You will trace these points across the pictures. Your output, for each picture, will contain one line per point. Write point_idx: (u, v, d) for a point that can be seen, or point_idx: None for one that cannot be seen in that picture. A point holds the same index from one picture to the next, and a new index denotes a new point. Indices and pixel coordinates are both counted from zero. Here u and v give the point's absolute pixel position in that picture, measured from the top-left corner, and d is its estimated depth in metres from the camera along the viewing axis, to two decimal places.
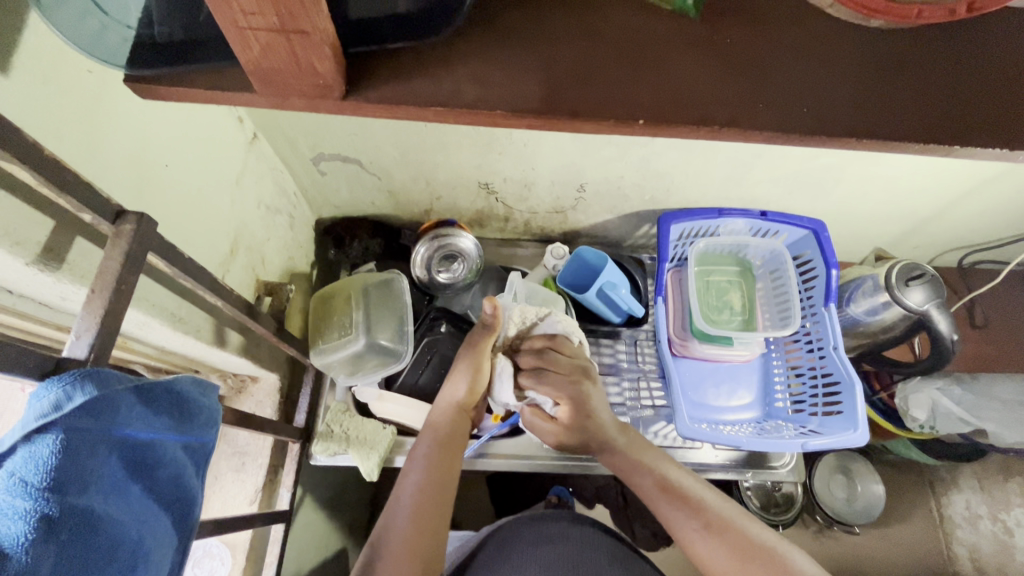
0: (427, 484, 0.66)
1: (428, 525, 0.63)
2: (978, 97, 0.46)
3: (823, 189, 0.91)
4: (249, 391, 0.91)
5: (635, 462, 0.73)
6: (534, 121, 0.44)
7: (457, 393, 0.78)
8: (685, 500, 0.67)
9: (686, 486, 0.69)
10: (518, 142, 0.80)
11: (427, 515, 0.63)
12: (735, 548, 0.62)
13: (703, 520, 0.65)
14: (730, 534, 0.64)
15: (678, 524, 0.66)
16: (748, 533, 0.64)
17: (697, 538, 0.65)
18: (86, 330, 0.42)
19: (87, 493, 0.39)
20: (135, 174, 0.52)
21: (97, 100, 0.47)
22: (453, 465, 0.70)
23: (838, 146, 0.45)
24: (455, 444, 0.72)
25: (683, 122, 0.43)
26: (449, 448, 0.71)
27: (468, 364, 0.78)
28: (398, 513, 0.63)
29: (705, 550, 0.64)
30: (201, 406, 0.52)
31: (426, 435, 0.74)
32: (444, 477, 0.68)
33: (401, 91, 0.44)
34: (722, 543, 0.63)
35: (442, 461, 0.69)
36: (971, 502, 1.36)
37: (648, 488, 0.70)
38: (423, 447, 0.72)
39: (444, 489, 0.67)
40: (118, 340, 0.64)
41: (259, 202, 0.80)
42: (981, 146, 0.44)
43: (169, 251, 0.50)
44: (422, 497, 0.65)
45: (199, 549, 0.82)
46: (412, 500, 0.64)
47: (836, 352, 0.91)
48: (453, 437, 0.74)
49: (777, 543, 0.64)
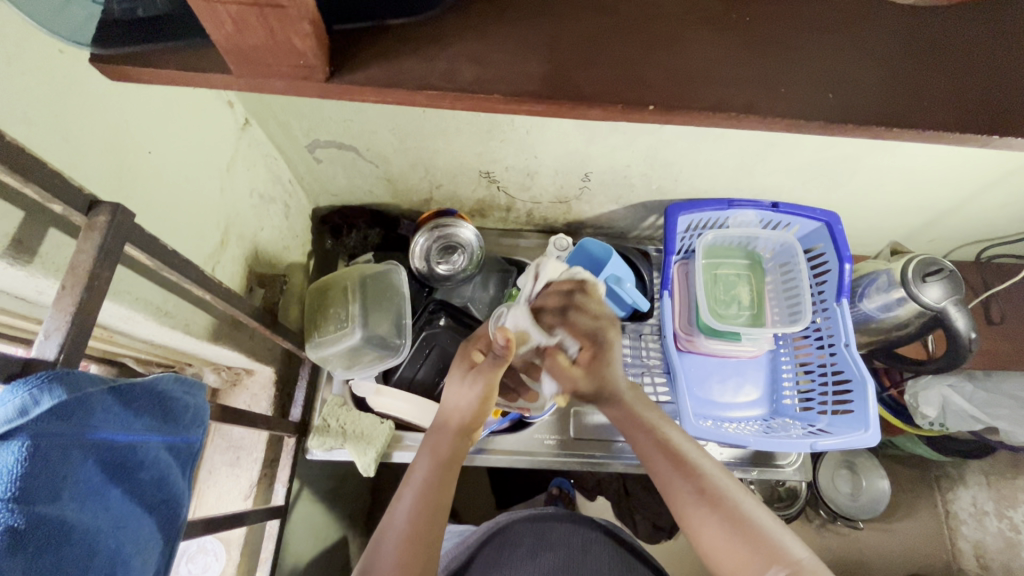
0: (421, 509, 0.63)
1: (421, 551, 0.61)
2: (1015, 82, 0.42)
3: (838, 180, 0.87)
4: (243, 384, 0.89)
5: (638, 422, 0.71)
6: (532, 105, 0.41)
7: (457, 413, 0.73)
8: (683, 466, 0.65)
9: (688, 451, 0.67)
10: (520, 128, 0.76)
11: (420, 541, 0.61)
12: (725, 517, 0.59)
13: (696, 488, 0.63)
14: (723, 507, 0.60)
15: (674, 487, 0.64)
16: (740, 505, 0.60)
17: (689, 503, 0.62)
18: (56, 329, 0.39)
19: (59, 501, 0.36)
20: (113, 162, 0.50)
21: (70, 82, 0.44)
22: (450, 489, 0.67)
23: (862, 135, 0.42)
24: (452, 466, 0.69)
25: (694, 107, 0.40)
26: (446, 471, 0.68)
27: (462, 378, 0.74)
28: (388, 540, 0.61)
29: (696, 519, 0.61)
30: (186, 405, 0.50)
31: (422, 449, 0.72)
32: (440, 502, 0.65)
33: (391, 72, 0.41)
34: (712, 513, 0.60)
35: (440, 486, 0.66)
36: (978, 498, 1.30)
37: (649, 451, 0.68)
38: (420, 466, 0.69)
39: (440, 515, 0.64)
40: (102, 334, 0.62)
41: (251, 190, 0.77)
42: (1016, 135, 0.41)
43: (149, 244, 0.47)
44: (416, 523, 0.62)
45: (193, 545, 0.81)
46: (405, 525, 0.62)
47: (848, 349, 0.89)
48: (452, 460, 0.70)
49: (774, 521, 0.60)
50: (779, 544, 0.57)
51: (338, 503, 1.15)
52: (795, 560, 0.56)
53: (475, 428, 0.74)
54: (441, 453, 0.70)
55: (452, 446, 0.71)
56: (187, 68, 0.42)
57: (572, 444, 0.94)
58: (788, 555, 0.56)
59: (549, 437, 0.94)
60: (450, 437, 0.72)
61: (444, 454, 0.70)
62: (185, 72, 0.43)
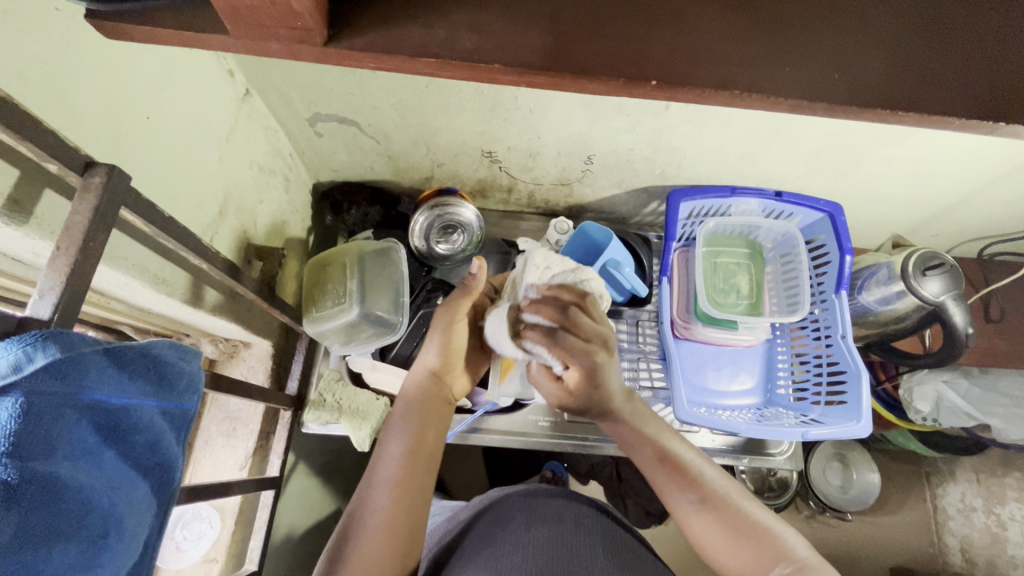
0: (404, 454, 0.64)
1: (409, 493, 0.61)
2: (1015, 70, 0.43)
3: (843, 170, 0.86)
4: (241, 356, 0.89)
5: (637, 434, 0.68)
6: (536, 77, 0.41)
7: (427, 359, 0.74)
8: (682, 473, 0.64)
9: (695, 465, 0.66)
10: (523, 107, 0.75)
11: (408, 484, 0.62)
12: (726, 520, 0.60)
13: (698, 489, 0.63)
14: (724, 506, 0.62)
15: (675, 495, 0.64)
16: (739, 507, 0.62)
17: (691, 509, 0.62)
18: (50, 288, 0.39)
19: (53, 459, 0.37)
20: (110, 126, 0.49)
21: (66, 40, 0.44)
22: (427, 431, 0.67)
23: (872, 118, 0.43)
24: (430, 405, 0.70)
25: (699, 85, 0.41)
26: (428, 412, 0.69)
27: (441, 327, 0.74)
28: (375, 480, 0.62)
29: (697, 524, 0.62)
30: (181, 371, 0.50)
31: (397, 400, 0.71)
32: (422, 446, 0.65)
33: (391, 39, 0.41)
34: (712, 512, 0.61)
35: (416, 428, 0.67)
36: (966, 494, 1.36)
37: (645, 461, 0.67)
38: (396, 413, 0.69)
39: (423, 459, 0.65)
40: (99, 299, 0.62)
41: (251, 161, 0.77)
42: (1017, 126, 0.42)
43: (145, 209, 0.47)
44: (399, 464, 0.63)
45: (189, 511, 0.82)
46: (390, 470, 0.63)
47: (844, 341, 0.89)
48: (426, 399, 0.70)
49: (773, 519, 0.62)
50: (780, 539, 0.59)
51: (333, 478, 1.16)
52: (794, 554, 0.57)
53: (452, 366, 0.75)
54: (415, 399, 0.70)
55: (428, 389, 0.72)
56: (183, 28, 0.42)
57: (566, 426, 0.95)
58: (790, 551, 0.58)
59: (543, 419, 0.95)
60: (422, 380, 0.72)
61: (421, 398, 0.70)
62: (183, 32, 0.42)
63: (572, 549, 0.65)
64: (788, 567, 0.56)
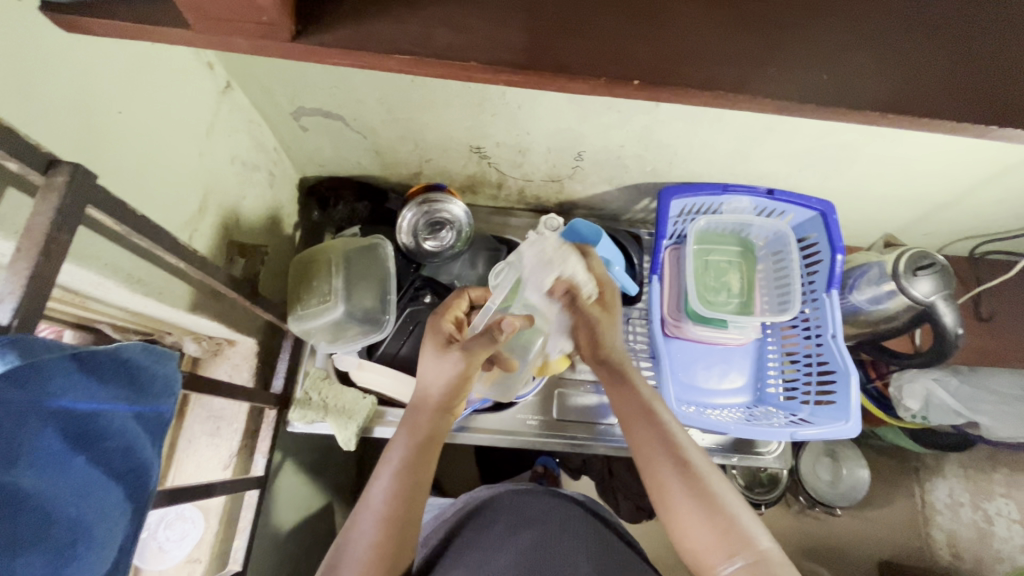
0: (398, 489, 0.63)
1: (398, 530, 0.61)
2: (1007, 71, 0.42)
3: (834, 168, 0.85)
4: (225, 354, 0.88)
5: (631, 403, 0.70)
6: (512, 75, 0.40)
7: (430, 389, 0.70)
8: (671, 449, 0.64)
9: (685, 448, 0.64)
10: (511, 103, 0.73)
11: (397, 520, 0.62)
12: (701, 506, 0.59)
13: (682, 472, 0.62)
14: (703, 491, 0.60)
15: (662, 480, 0.62)
16: (719, 494, 0.60)
17: (674, 483, 0.61)
18: (10, 293, 0.38)
19: (14, 468, 0.36)
20: (77, 122, 0.47)
21: (27, 34, 0.42)
22: (428, 468, 0.67)
23: (860, 120, 0.42)
24: (434, 444, 0.69)
25: (682, 85, 0.40)
26: (428, 445, 0.68)
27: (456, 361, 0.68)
28: (364, 514, 0.62)
29: (675, 499, 0.61)
30: (154, 374, 0.48)
31: (399, 431, 0.70)
32: (418, 481, 0.65)
33: (363, 35, 0.40)
34: (690, 495, 0.60)
35: (417, 464, 0.66)
36: (954, 489, 1.36)
37: (641, 432, 0.67)
38: (398, 445, 0.68)
39: (417, 496, 0.64)
40: (74, 299, 0.61)
41: (232, 156, 0.75)
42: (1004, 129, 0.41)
43: (116, 208, 0.46)
44: (392, 501, 0.62)
45: (172, 512, 0.82)
46: (382, 505, 0.62)
47: (834, 340, 0.88)
48: (431, 439, 0.69)
49: (747, 510, 0.60)
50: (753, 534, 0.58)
51: (321, 475, 1.15)
52: (756, 543, 0.57)
53: (454, 403, 0.71)
54: (419, 434, 0.69)
55: (431, 424, 0.70)
56: (149, 21, 0.40)
57: (555, 425, 0.94)
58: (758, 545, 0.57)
59: (532, 417, 0.94)
60: (426, 415, 0.70)
61: (426, 433, 0.69)
62: (149, 25, 0.41)
63: (555, 552, 0.64)
64: (747, 559, 0.56)
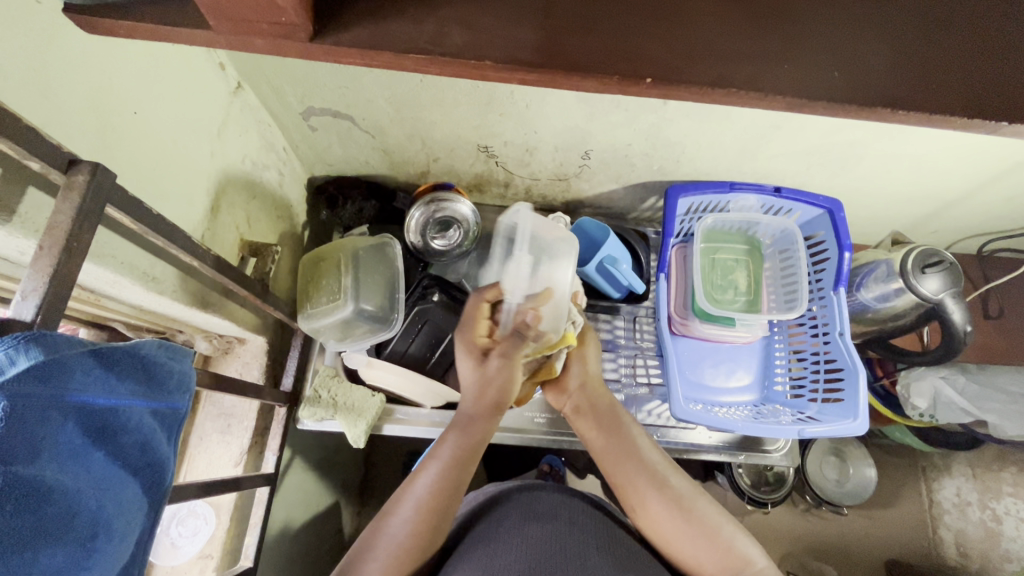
0: (445, 479, 0.65)
1: (437, 520, 0.62)
2: (1018, 66, 0.42)
3: (842, 166, 0.85)
4: (235, 353, 0.89)
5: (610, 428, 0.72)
6: (525, 73, 0.41)
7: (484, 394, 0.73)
8: (651, 477, 0.66)
9: (666, 473, 0.67)
10: (519, 102, 0.74)
11: (438, 509, 0.63)
12: (688, 526, 0.63)
13: (666, 495, 0.65)
14: (690, 512, 0.64)
15: (648, 507, 0.65)
16: (704, 512, 0.64)
17: (660, 512, 0.64)
18: (33, 291, 0.39)
19: (39, 462, 0.37)
20: (95, 122, 0.48)
21: (48, 36, 0.43)
22: (472, 471, 0.68)
23: (870, 117, 0.42)
24: (482, 450, 0.70)
25: (693, 82, 0.40)
26: (478, 447, 0.70)
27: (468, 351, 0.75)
28: (408, 498, 0.64)
29: (662, 525, 0.64)
30: (170, 371, 0.49)
31: (452, 427, 0.71)
32: (463, 477, 0.66)
33: (379, 34, 0.41)
34: (677, 517, 0.63)
35: (465, 465, 0.67)
36: (962, 488, 1.34)
37: (618, 462, 0.69)
38: (451, 441, 0.69)
39: (458, 496, 0.65)
40: (90, 297, 0.61)
41: (243, 156, 0.76)
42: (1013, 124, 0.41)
43: (132, 207, 0.46)
44: (438, 495, 0.63)
45: (184, 508, 0.82)
46: (426, 497, 0.63)
47: (842, 338, 0.88)
48: (480, 446, 0.70)
49: (735, 528, 0.64)
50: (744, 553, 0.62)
51: (329, 472, 1.16)
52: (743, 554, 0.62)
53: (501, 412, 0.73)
54: (470, 435, 0.70)
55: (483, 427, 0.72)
56: (166, 21, 0.41)
57: (562, 423, 0.94)
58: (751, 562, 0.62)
59: (539, 415, 0.95)
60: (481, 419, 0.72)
61: (478, 440, 0.70)
62: (166, 25, 0.41)
63: (566, 547, 0.65)
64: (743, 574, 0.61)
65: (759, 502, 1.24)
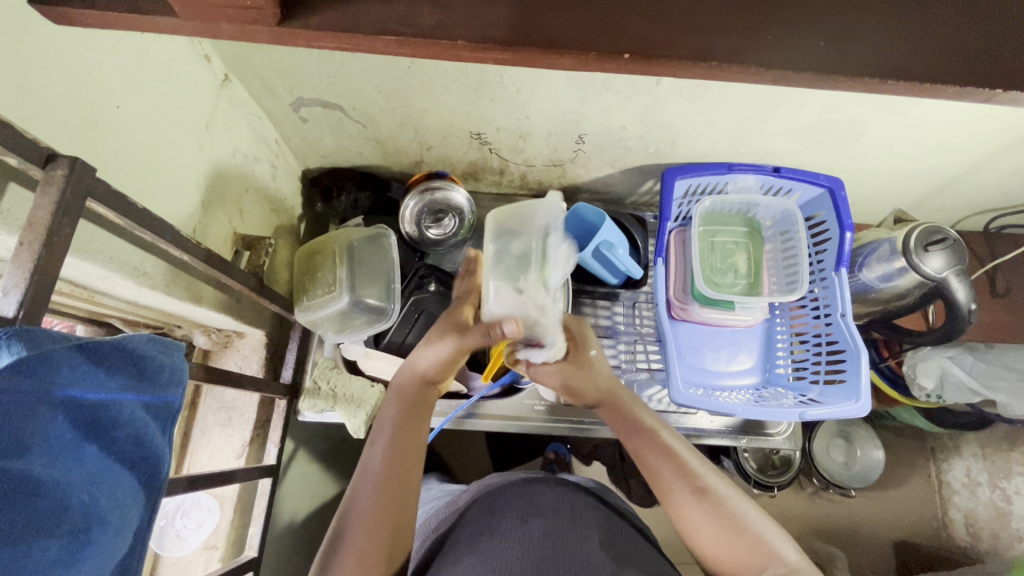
0: (392, 453, 0.64)
1: (395, 492, 0.62)
2: (1014, 27, 0.41)
3: (842, 144, 0.83)
4: (235, 346, 0.90)
5: (635, 423, 0.70)
6: (502, 52, 0.40)
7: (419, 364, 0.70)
8: (680, 465, 0.66)
9: (687, 455, 0.67)
10: (509, 86, 0.73)
11: (393, 483, 0.62)
12: (718, 517, 0.62)
13: (696, 491, 0.64)
14: (722, 509, 0.62)
15: (677, 500, 0.64)
16: (733, 504, 0.63)
17: (689, 504, 0.63)
18: (14, 287, 0.39)
19: (28, 457, 0.37)
20: (75, 117, 0.48)
21: (23, 29, 0.43)
22: (420, 433, 0.67)
23: (860, 88, 0.41)
24: (421, 409, 0.69)
25: (676, 56, 0.39)
26: (421, 405, 0.69)
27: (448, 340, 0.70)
28: (365, 481, 0.63)
29: (692, 516, 0.63)
30: (161, 365, 0.49)
31: (389, 397, 0.70)
32: (413, 444, 0.66)
33: (343, 18, 0.40)
34: (713, 521, 0.62)
35: (410, 428, 0.67)
36: (972, 469, 1.31)
37: (648, 453, 0.67)
38: (388, 412, 0.68)
39: (413, 459, 0.65)
40: (84, 294, 0.62)
41: (233, 148, 0.75)
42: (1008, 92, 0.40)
43: (117, 202, 0.46)
44: (389, 466, 0.63)
45: (187, 500, 0.84)
46: (381, 468, 0.63)
47: (843, 319, 0.86)
48: (421, 407, 0.69)
49: (764, 518, 0.63)
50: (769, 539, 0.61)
51: (335, 464, 1.17)
52: (782, 554, 0.60)
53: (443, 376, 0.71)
54: (408, 399, 0.69)
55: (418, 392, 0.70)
56: (139, 12, 0.41)
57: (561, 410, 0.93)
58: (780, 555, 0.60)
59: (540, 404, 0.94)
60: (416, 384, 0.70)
61: (416, 397, 0.69)
62: (139, 15, 0.41)
63: (567, 542, 0.64)
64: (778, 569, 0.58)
65: (765, 485, 1.23)
